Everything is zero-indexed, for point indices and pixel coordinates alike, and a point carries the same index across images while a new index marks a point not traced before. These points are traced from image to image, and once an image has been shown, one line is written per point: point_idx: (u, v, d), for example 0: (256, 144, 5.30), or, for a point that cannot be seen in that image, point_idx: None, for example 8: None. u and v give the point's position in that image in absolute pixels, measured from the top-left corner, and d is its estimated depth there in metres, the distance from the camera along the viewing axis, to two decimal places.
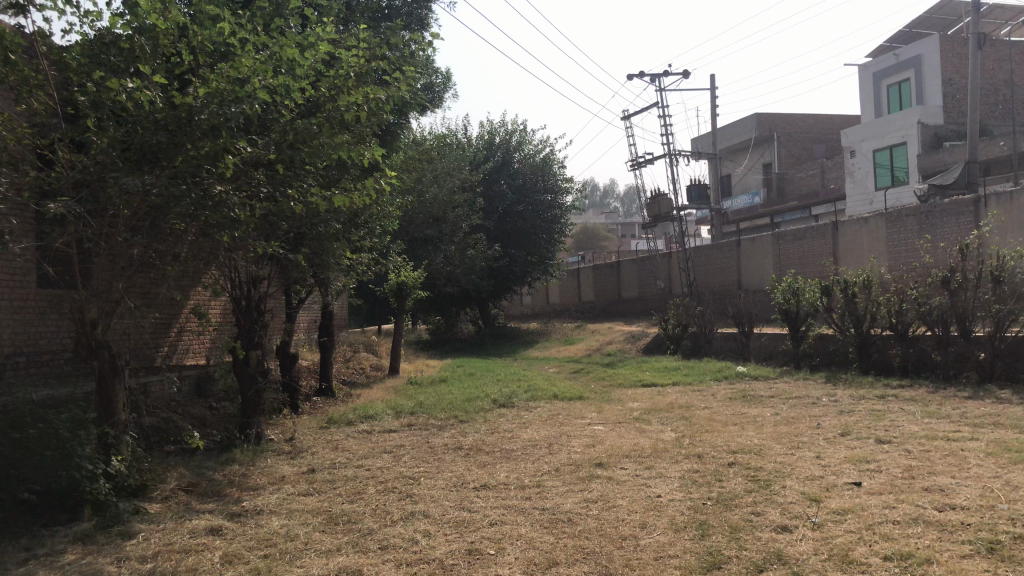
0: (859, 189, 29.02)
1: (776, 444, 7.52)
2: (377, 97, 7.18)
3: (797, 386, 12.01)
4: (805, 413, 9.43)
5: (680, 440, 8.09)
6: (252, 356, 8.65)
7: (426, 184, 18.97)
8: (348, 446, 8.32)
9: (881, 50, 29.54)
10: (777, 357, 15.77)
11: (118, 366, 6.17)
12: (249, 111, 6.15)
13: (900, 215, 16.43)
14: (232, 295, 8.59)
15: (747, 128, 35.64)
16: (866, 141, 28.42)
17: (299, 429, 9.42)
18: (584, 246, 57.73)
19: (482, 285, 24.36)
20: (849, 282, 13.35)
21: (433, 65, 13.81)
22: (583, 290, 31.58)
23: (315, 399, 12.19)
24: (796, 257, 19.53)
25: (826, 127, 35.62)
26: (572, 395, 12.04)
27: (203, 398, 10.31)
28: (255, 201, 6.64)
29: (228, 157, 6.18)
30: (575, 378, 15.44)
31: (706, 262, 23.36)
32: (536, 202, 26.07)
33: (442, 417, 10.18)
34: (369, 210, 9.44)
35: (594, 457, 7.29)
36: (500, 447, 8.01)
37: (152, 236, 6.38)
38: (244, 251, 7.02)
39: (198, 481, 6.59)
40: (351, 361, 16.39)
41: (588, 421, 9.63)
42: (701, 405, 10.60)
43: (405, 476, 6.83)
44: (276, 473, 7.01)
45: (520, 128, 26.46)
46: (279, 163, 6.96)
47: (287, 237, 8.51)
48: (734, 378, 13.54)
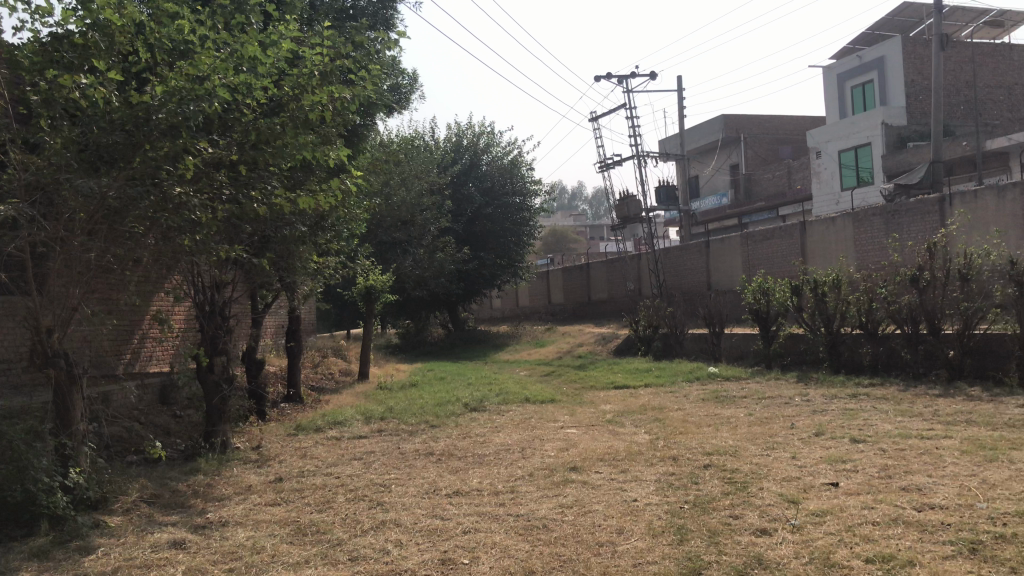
0: (824, 190, 29.27)
1: (751, 445, 7.47)
2: (343, 96, 7.02)
3: (769, 386, 12.01)
4: (778, 413, 9.41)
5: (654, 442, 8.01)
6: (217, 363, 8.43)
7: (394, 187, 18.80)
8: (317, 454, 8.14)
9: (845, 52, 29.82)
10: (748, 357, 15.80)
11: (75, 376, 5.95)
12: (209, 111, 5.94)
13: (867, 215, 16.54)
14: (195, 300, 8.38)
15: (713, 129, 35.85)
16: (831, 142, 28.68)
17: (267, 436, 9.21)
18: (553, 249, 57.76)
19: (451, 288, 24.21)
20: (819, 281, 13.39)
21: (399, 66, 13.67)
22: (553, 292, 31.53)
23: (282, 405, 11.97)
24: (764, 257, 19.61)
25: (791, 128, 35.93)
26: (544, 398, 11.94)
27: (167, 406, 10.06)
28: (217, 203, 6.48)
29: (188, 157, 6.01)
30: (547, 380, 15.34)
31: (676, 263, 23.39)
32: (504, 204, 25.97)
33: (413, 422, 10.03)
34: (335, 212, 9.27)
35: (568, 461, 7.18)
36: (473, 452, 7.88)
37: (110, 240, 6.18)
38: (206, 255, 6.84)
39: (162, 492, 6.38)
40: (320, 366, 16.16)
41: (561, 424, 9.53)
42: (674, 407, 10.55)
43: (375, 483, 6.68)
44: (243, 482, 6.81)
45: (488, 131, 26.36)
46: (241, 163, 6.79)
47: (252, 241, 8.32)
48: (706, 378, 13.53)
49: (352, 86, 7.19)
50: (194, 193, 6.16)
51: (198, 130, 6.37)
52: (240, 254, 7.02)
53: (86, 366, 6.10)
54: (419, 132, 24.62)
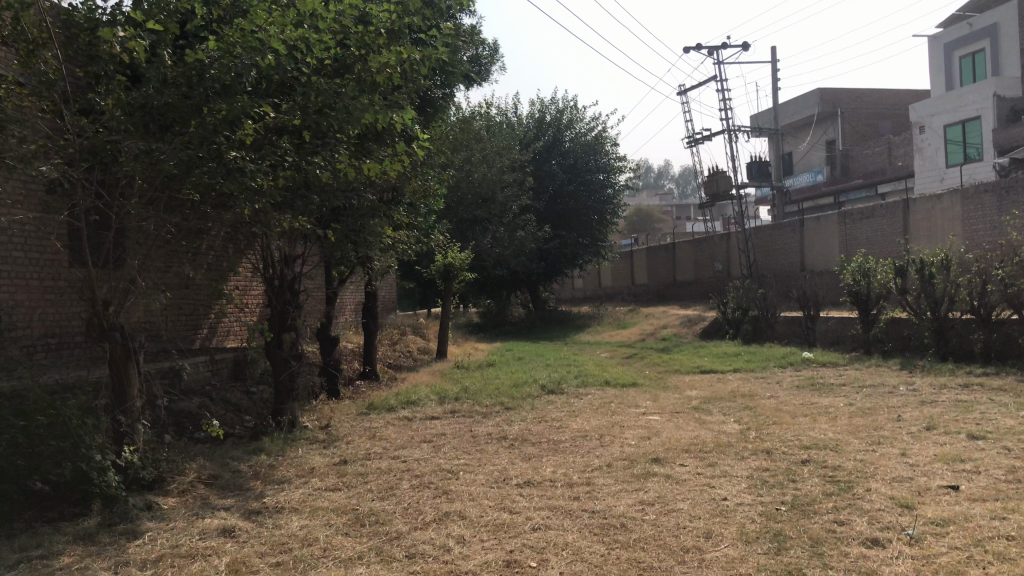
0: (928, 166, 27.61)
1: (854, 439, 6.78)
2: (413, 56, 6.53)
3: (869, 373, 11.15)
4: (883, 403, 8.63)
5: (744, 433, 7.38)
6: (286, 339, 8.12)
7: (474, 163, 18.44)
8: (386, 435, 7.79)
9: (953, 20, 27.97)
10: (846, 343, 14.85)
11: (130, 351, 5.67)
12: (263, 64, 5.62)
13: (978, 191, 15.34)
14: (264, 275, 8.08)
15: (808, 104, 34.33)
16: (936, 116, 27.04)
17: (336, 415, 8.91)
18: (638, 228, 56.67)
19: (532, 267, 23.75)
20: (925, 261, 12.42)
21: (478, 36, 13.26)
22: (637, 273, 30.75)
23: (357, 382, 11.72)
24: (863, 237, 18.51)
25: (892, 102, 34.12)
26: (626, 381, 11.35)
27: (240, 382, 9.89)
28: (279, 171, 6.25)
29: (246, 120, 5.76)
30: (629, 363, 14.74)
31: (768, 242, 22.39)
32: (587, 181, 25.26)
33: (487, 404, 9.63)
34: (409, 184, 8.88)
35: (650, 452, 6.63)
36: (548, 438, 7.42)
37: (168, 209, 5.89)
38: (270, 225, 6.53)
39: (221, 473, 6.10)
40: (398, 344, 15.95)
41: (643, 410, 8.96)
42: (766, 394, 9.85)
43: (443, 469, 6.26)
44: (305, 464, 6.51)
45: (571, 106, 25.79)
46: (305, 129, 6.50)
47: (322, 214, 8.00)
48: (800, 365, 12.71)
49: (424, 47, 6.70)
50: (255, 159, 5.97)
51: (257, 91, 6.08)
52: (303, 226, 6.79)
53: (143, 340, 5.85)
54: (502, 109, 24.26)
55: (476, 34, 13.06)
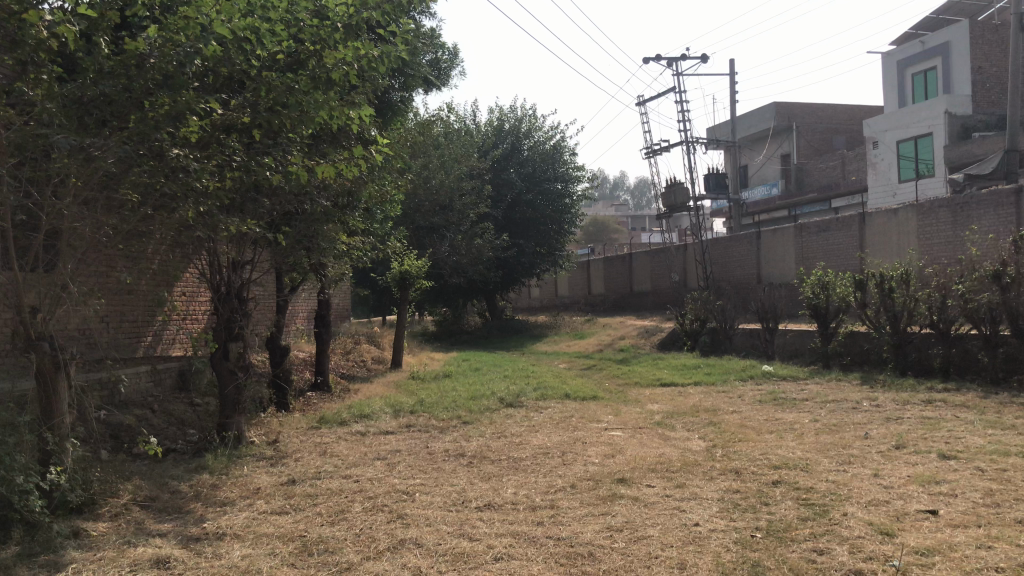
0: (880, 181, 27.93)
1: (824, 458, 6.59)
2: (372, 53, 6.16)
3: (831, 388, 11.05)
4: (848, 420, 8.48)
5: (711, 451, 7.14)
6: (232, 349, 7.66)
7: (433, 169, 18.09)
8: (338, 451, 7.41)
9: (906, 37, 28.37)
10: (805, 356, 14.80)
11: (59, 361, 5.22)
12: (208, 53, 5.25)
13: (934, 206, 15.43)
14: (210, 282, 7.62)
15: (764, 117, 34.61)
16: (889, 132, 27.36)
17: (285, 429, 8.48)
18: (594, 238, 56.79)
19: (489, 275, 23.45)
20: (885, 275, 12.40)
21: (438, 38, 12.96)
22: (593, 283, 30.62)
23: (308, 393, 11.29)
24: (820, 250, 18.53)
25: (845, 118, 34.58)
26: (586, 394, 11.09)
27: (184, 394, 9.41)
28: (225, 171, 5.89)
29: (191, 116, 5.39)
30: (588, 375, 14.50)
31: (725, 254, 22.38)
32: (546, 190, 25.02)
33: (444, 418, 9.29)
34: (365, 188, 8.50)
35: (616, 471, 6.35)
36: (508, 455, 7.12)
37: (104, 209, 5.47)
38: (215, 227, 6.15)
39: (159, 494, 5.68)
40: (351, 353, 15.51)
41: (604, 425, 8.70)
42: (729, 409, 9.67)
43: (398, 490, 5.90)
44: (250, 484, 6.10)
45: (530, 114, 25.52)
46: (254, 127, 6.13)
47: (271, 218, 7.60)
48: (761, 378, 12.57)
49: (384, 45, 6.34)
50: (201, 158, 5.61)
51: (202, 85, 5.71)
52: (251, 231, 6.44)
53: (75, 350, 5.40)
54: (460, 116, 23.94)
55: (435, 37, 12.73)
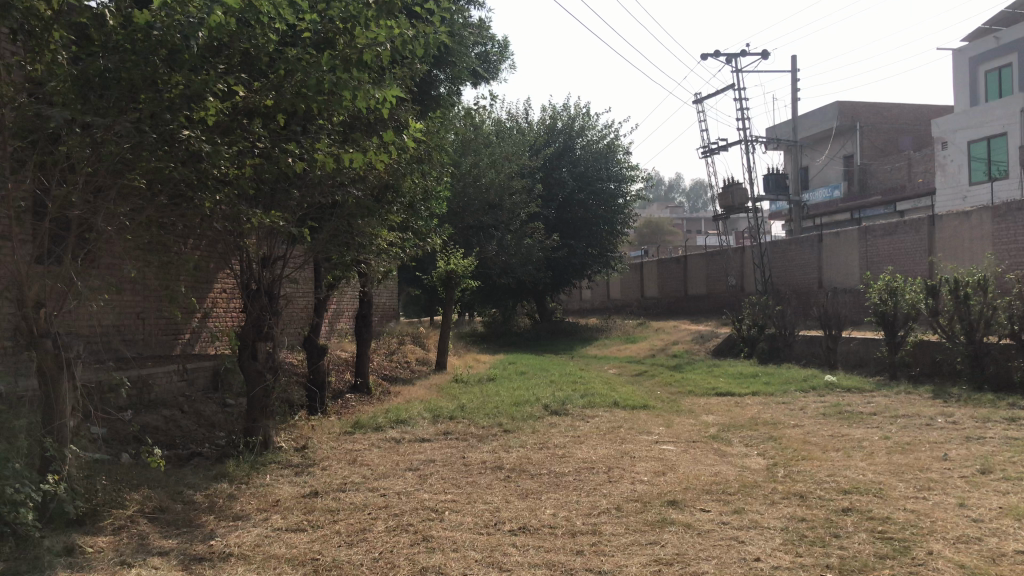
0: (949, 183, 26.71)
1: (900, 483, 5.92)
2: (408, 33, 5.61)
3: (900, 402, 10.26)
4: (922, 438, 7.75)
5: (772, 470, 6.50)
6: (260, 349, 7.24)
7: (482, 167, 17.63)
8: (368, 460, 6.96)
9: (979, 33, 27.06)
10: (870, 366, 13.96)
11: (62, 360, 4.84)
12: (213, 22, 4.83)
13: (1012, 209, 14.46)
14: (240, 279, 7.20)
15: (827, 117, 33.45)
16: (959, 132, 26.10)
17: (316, 434, 8.06)
18: (648, 240, 55.88)
19: (539, 276, 22.91)
20: (960, 281, 11.56)
21: (487, 29, 12.46)
22: (646, 285, 29.89)
23: (346, 395, 10.90)
24: (886, 254, 17.61)
25: (912, 118, 33.30)
26: (637, 403, 10.47)
27: (215, 394, 9.07)
28: (246, 158, 5.50)
29: (207, 97, 4.98)
30: (638, 381, 13.87)
31: (784, 258, 21.51)
32: (599, 190, 24.39)
33: (484, 424, 8.81)
34: (403, 182, 8.07)
35: (665, 492, 5.77)
36: (549, 469, 6.60)
37: (114, 197, 5.07)
38: (236, 217, 5.73)
39: (171, 504, 5.27)
40: (395, 354, 15.12)
41: (655, 438, 8.11)
42: (790, 423, 8.99)
43: (425, 508, 5.41)
44: (269, 496, 5.67)
45: (584, 112, 24.94)
46: (279, 112, 5.71)
47: (301, 212, 7.17)
48: (823, 389, 11.81)
49: (421, 24, 5.80)
50: (219, 144, 5.23)
51: (220, 64, 5.32)
52: (276, 224, 6.04)
53: (83, 347, 5.04)
54: (512, 114, 23.45)
55: (484, 29, 12.28)
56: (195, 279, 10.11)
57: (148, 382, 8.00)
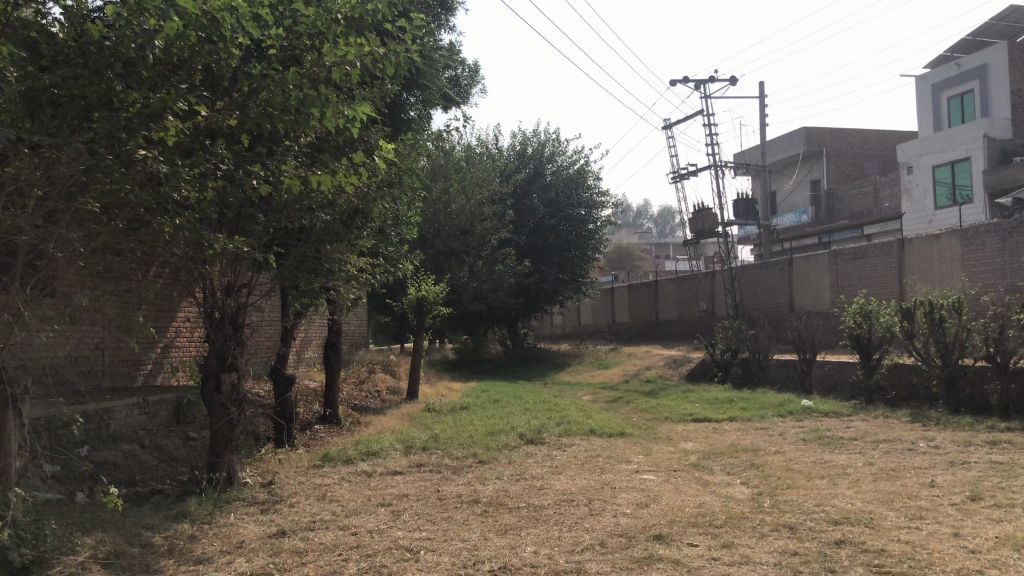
0: (915, 207, 27.01)
1: (890, 512, 5.74)
2: (379, 51, 5.39)
3: (880, 426, 10.14)
4: (907, 464, 7.60)
5: (758, 501, 6.30)
6: (224, 382, 6.92)
7: (452, 193, 17.44)
8: (338, 496, 6.65)
9: (941, 60, 27.51)
10: (845, 390, 13.88)
11: (8, 397, 4.53)
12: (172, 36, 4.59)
13: (980, 232, 14.54)
14: (203, 308, 6.89)
15: (793, 142, 33.77)
16: (924, 156, 26.44)
17: (284, 468, 7.74)
18: (618, 265, 56.05)
19: (510, 302, 22.69)
20: (934, 304, 11.52)
21: (457, 53, 12.32)
22: (618, 311, 29.78)
23: (315, 427, 10.57)
24: (857, 277, 17.64)
25: (877, 143, 33.74)
26: (614, 431, 10.25)
27: (177, 427, 8.70)
28: (209, 180, 5.24)
29: (167, 116, 4.74)
30: (614, 408, 13.66)
31: (755, 282, 21.50)
32: (570, 215, 24.30)
33: (458, 455, 8.53)
34: (374, 207, 7.83)
35: (651, 526, 5.53)
36: (527, 503, 6.35)
37: (66, 221, 4.78)
38: (197, 243, 5.45)
39: (127, 548, 4.93)
40: (366, 383, 14.79)
41: (635, 467, 7.88)
42: (771, 449, 8.81)
43: (400, 547, 5.12)
44: (234, 537, 5.35)
45: (554, 137, 24.89)
46: (244, 132, 5.46)
47: (268, 237, 6.90)
48: (801, 414, 11.68)
49: (391, 43, 5.59)
50: (180, 166, 4.96)
51: (181, 81, 5.08)
52: (240, 250, 5.76)
53: (33, 383, 4.73)
54: (482, 140, 23.33)
55: (454, 52, 12.13)
56: (156, 309, 9.76)
57: (108, 415, 7.70)
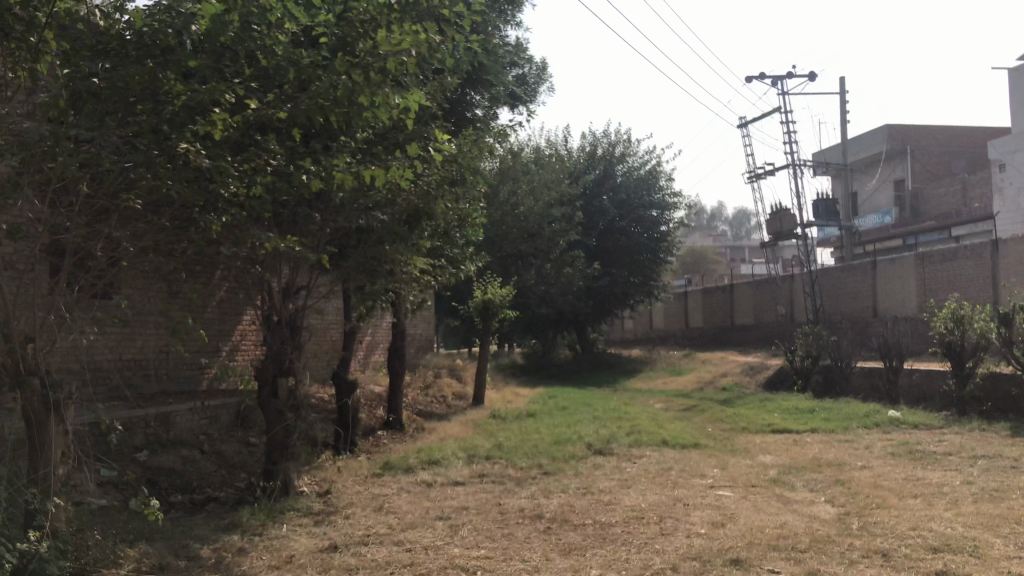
0: (1008, 207, 25.61)
1: (998, 539, 5.18)
2: (435, 39, 5.09)
3: (977, 440, 9.42)
4: (1011, 484, 6.97)
5: (845, 522, 5.79)
6: (281, 386, 6.72)
7: (521, 196, 17.17)
8: (396, 507, 6.38)
9: None
10: (935, 400, 13.05)
11: (51, 403, 4.33)
12: None
13: None
14: (261, 310, 6.73)
15: (876, 140, 32.50)
16: (1017, 153, 25.04)
17: (342, 477, 7.52)
18: (692, 270, 55.07)
19: (580, 306, 22.26)
20: None
21: (523, 49, 12.04)
22: (691, 316, 29.04)
23: (377, 433, 10.37)
24: (946, 280, 16.69)
25: (965, 141, 32.26)
26: (687, 441, 9.77)
27: (240, 432, 8.60)
28: (258, 175, 5.04)
29: (213, 108, 4.55)
30: (687, 417, 13.14)
31: (836, 285, 20.63)
32: (641, 217, 23.75)
33: (523, 465, 8.20)
34: (435, 207, 7.57)
35: (729, 548, 5.08)
36: (593, 518, 5.97)
37: (111, 220, 4.62)
38: (246, 242, 5.26)
39: (172, 561, 4.71)
40: (431, 388, 14.60)
41: (709, 482, 7.42)
42: (857, 464, 8.23)
43: (456, 566, 4.79)
44: (284, 551, 5.11)
45: (625, 138, 24.45)
46: (294, 125, 5.27)
47: (325, 238, 6.68)
48: (888, 426, 10.97)
49: (449, 31, 5.29)
50: (226, 160, 4.78)
51: (227, 74, 4.91)
52: (294, 249, 5.55)
53: (77, 388, 4.54)
54: (551, 142, 23.02)
55: (521, 49, 11.85)
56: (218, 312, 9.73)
57: (169, 420, 7.60)
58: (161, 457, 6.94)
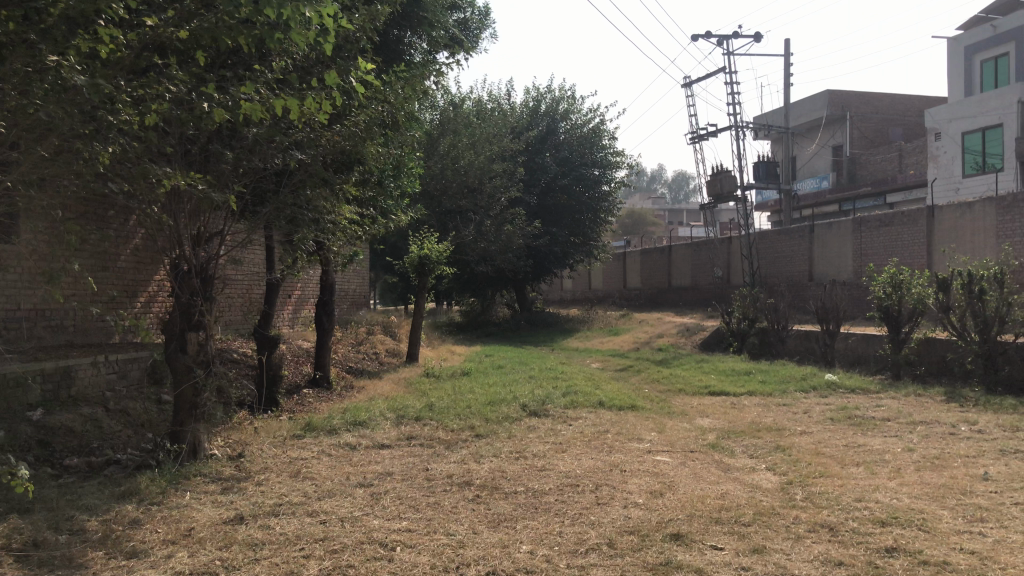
0: (942, 175, 25.91)
1: (945, 512, 4.95)
2: None
3: (914, 405, 9.35)
4: (951, 451, 6.80)
5: (788, 491, 5.53)
6: (191, 342, 6.14)
7: (461, 148, 16.58)
8: (313, 472, 5.92)
9: (975, 23, 25.86)
10: (870, 364, 13.05)
11: None
12: None
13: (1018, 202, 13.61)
14: (169, 258, 6.10)
15: (817, 105, 32.59)
16: (953, 122, 25.26)
17: (258, 438, 7.02)
18: (631, 230, 55.18)
19: (518, 263, 21.87)
20: (974, 273, 10.63)
21: None
22: (629, 276, 28.93)
23: (302, 391, 9.86)
24: (882, 245, 16.71)
25: (903, 109, 32.54)
26: (624, 403, 9.49)
27: (152, 389, 8.01)
28: (154, 103, 4.44)
29: (96, 20, 3.95)
30: (624, 378, 12.92)
31: (773, 249, 20.62)
32: (583, 176, 23.35)
33: (454, 427, 7.80)
34: (363, 151, 7.01)
35: (670, 522, 4.74)
36: (523, 485, 5.61)
37: None
38: (143, 178, 4.67)
39: (51, 536, 4.20)
40: (363, 344, 14.09)
41: (647, 446, 7.10)
42: (796, 429, 8.03)
43: (372, 542, 4.36)
44: (184, 522, 4.62)
45: (569, 94, 23.95)
46: (198, 48, 4.67)
47: (240, 180, 6.09)
48: (825, 390, 10.87)
49: None
50: (116, 84, 4.18)
51: None
52: (200, 190, 4.98)
53: None
54: (494, 94, 22.42)
55: None
56: (131, 261, 9.07)
57: (69, 374, 6.96)
58: (57, 416, 6.34)
